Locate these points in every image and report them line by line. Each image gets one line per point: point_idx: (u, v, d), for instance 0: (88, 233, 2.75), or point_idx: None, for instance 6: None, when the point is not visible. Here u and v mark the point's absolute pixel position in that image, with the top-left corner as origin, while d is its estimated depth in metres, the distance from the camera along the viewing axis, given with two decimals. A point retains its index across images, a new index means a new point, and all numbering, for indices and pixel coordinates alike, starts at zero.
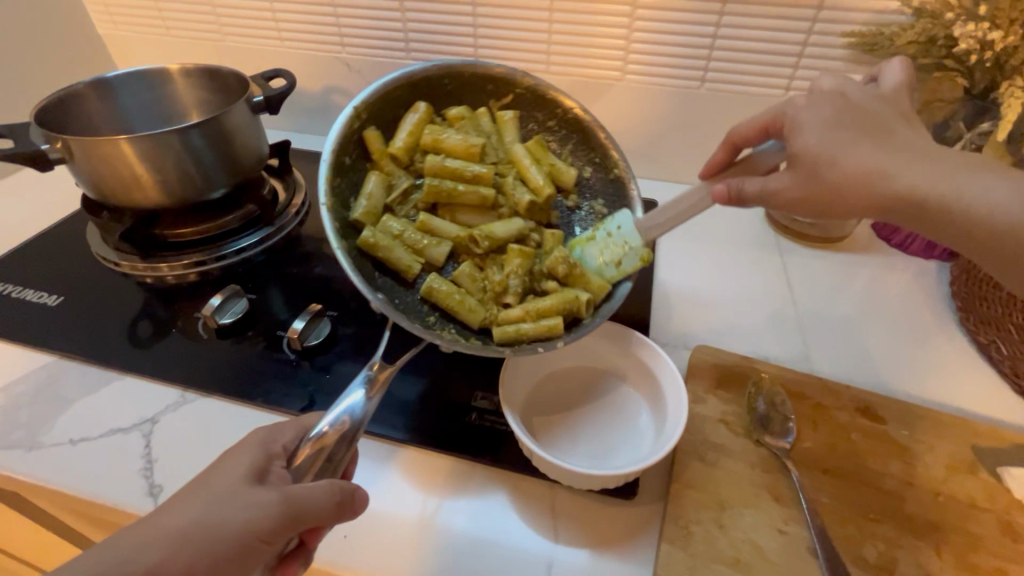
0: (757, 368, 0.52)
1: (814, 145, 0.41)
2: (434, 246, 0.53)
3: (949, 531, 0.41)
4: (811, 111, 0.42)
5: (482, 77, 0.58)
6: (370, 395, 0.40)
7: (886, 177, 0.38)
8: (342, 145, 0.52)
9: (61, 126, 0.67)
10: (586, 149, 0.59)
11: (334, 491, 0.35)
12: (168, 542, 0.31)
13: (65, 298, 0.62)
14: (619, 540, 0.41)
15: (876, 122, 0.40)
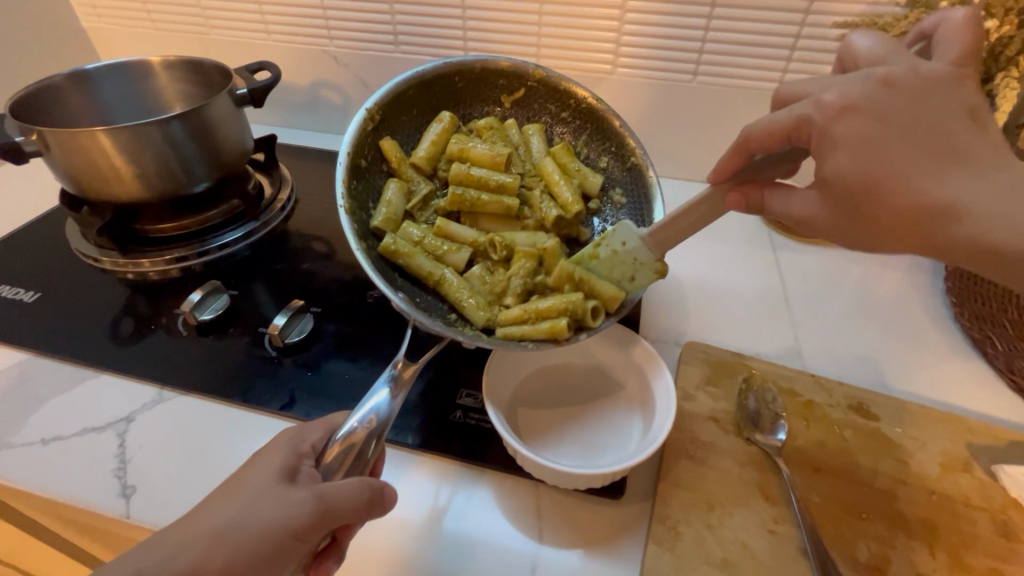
0: (748, 365, 0.51)
1: (854, 169, 0.33)
2: (454, 252, 0.51)
3: (943, 531, 0.40)
4: (871, 109, 0.32)
5: (493, 73, 0.56)
6: (393, 394, 0.40)
7: (944, 210, 0.32)
8: (358, 147, 0.51)
9: (38, 119, 0.66)
10: (603, 138, 0.57)
11: (363, 487, 0.34)
12: (206, 543, 0.32)
13: (42, 294, 0.61)
14: (605, 540, 0.40)
15: (933, 134, 0.32)
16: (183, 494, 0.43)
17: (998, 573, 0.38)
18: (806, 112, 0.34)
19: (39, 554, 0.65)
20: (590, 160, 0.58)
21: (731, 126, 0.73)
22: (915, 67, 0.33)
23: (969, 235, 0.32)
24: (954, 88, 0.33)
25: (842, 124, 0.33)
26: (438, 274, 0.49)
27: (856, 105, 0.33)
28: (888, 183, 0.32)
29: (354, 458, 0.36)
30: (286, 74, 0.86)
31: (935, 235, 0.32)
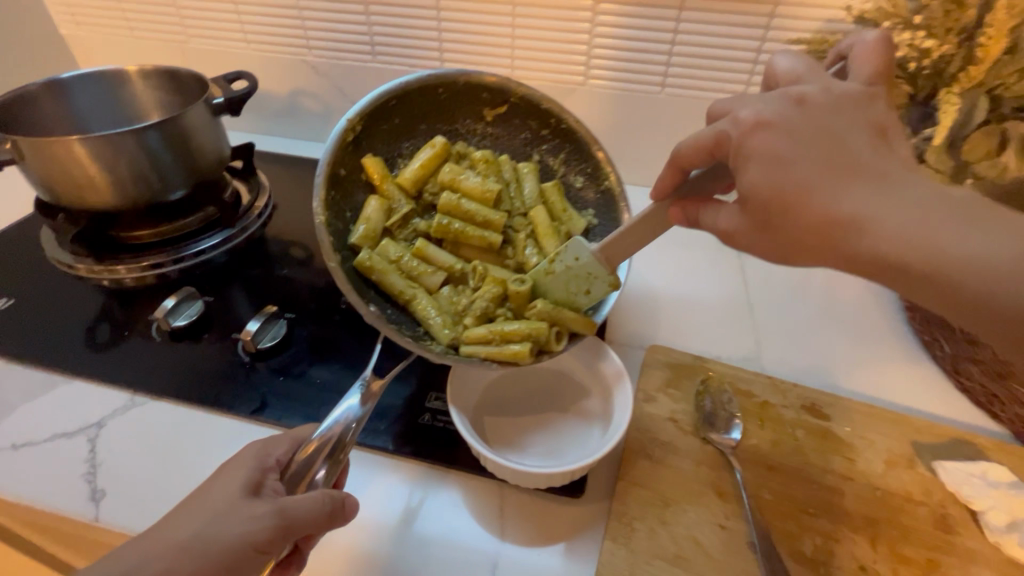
0: (707, 368, 0.53)
1: (763, 183, 0.34)
2: (430, 274, 0.52)
3: (884, 525, 0.42)
4: (780, 132, 0.34)
5: (479, 85, 0.55)
6: (364, 402, 0.41)
7: (850, 222, 0.32)
8: (337, 158, 0.50)
9: (12, 127, 0.66)
10: (580, 158, 0.57)
11: (325, 499, 0.35)
12: (172, 554, 0.32)
13: (16, 301, 0.61)
14: (564, 537, 0.42)
15: (838, 149, 0.33)
16: (153, 498, 0.44)
17: (935, 564, 0.40)
18: (726, 128, 0.36)
19: (14, 559, 0.65)
20: (567, 177, 0.59)
21: None
22: (832, 90, 0.35)
23: (871, 246, 0.32)
24: (866, 106, 0.35)
25: (757, 138, 0.34)
26: (411, 295, 0.50)
27: (769, 120, 0.34)
28: (795, 198, 0.33)
29: (325, 459, 0.38)
30: (266, 81, 0.87)
31: (842, 249, 0.32)
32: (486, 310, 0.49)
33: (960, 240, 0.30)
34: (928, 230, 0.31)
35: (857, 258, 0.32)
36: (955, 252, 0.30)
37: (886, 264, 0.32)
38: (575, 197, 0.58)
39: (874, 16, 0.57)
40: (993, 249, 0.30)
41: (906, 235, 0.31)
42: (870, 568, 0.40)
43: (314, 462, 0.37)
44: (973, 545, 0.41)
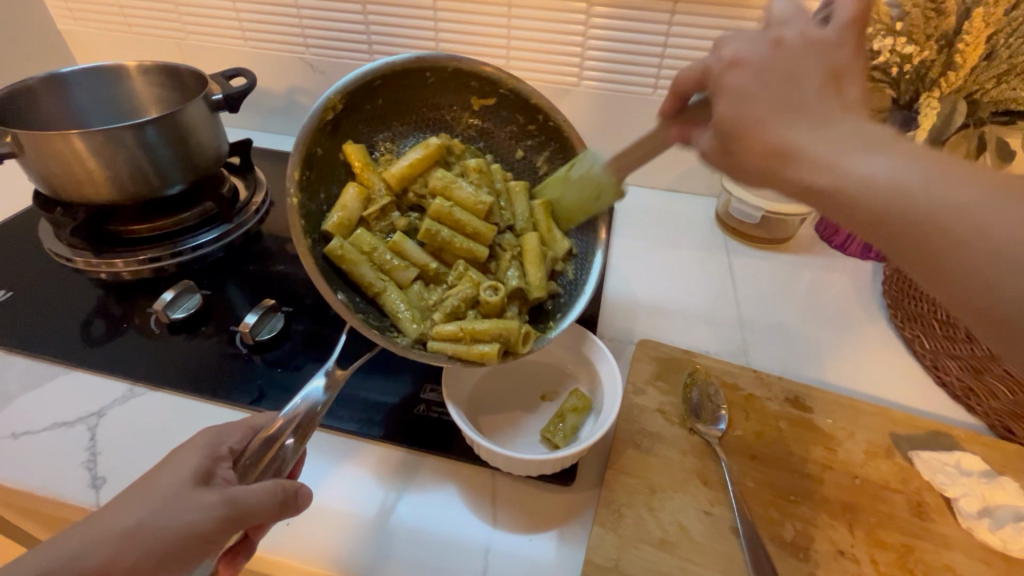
0: (695, 361, 0.54)
1: (731, 114, 0.34)
2: (402, 269, 0.52)
3: (862, 511, 0.44)
4: (748, 72, 0.33)
5: (468, 74, 0.54)
6: (324, 392, 0.42)
7: (790, 151, 0.31)
8: (314, 137, 0.50)
9: (12, 120, 0.67)
10: (564, 158, 0.58)
11: (277, 490, 0.35)
12: (112, 541, 0.32)
13: (14, 293, 0.61)
14: (555, 523, 0.43)
15: (793, 84, 0.32)
16: None
17: (910, 548, 0.42)
18: (711, 61, 0.36)
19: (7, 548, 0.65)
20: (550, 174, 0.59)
21: None
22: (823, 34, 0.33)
23: (833, 177, 0.30)
24: (837, 48, 0.33)
25: (731, 74, 0.34)
26: (379, 287, 0.50)
27: (745, 58, 0.34)
28: (746, 127, 0.33)
29: (287, 442, 0.38)
30: (263, 78, 0.88)
31: (782, 174, 0.32)
32: (454, 306, 0.50)
33: (890, 172, 0.29)
34: (851, 160, 0.30)
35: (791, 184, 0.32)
36: (872, 178, 0.29)
37: (813, 192, 0.31)
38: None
39: None
40: (909, 177, 0.29)
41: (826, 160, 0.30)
42: (847, 552, 0.42)
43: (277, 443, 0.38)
44: (947, 530, 0.43)
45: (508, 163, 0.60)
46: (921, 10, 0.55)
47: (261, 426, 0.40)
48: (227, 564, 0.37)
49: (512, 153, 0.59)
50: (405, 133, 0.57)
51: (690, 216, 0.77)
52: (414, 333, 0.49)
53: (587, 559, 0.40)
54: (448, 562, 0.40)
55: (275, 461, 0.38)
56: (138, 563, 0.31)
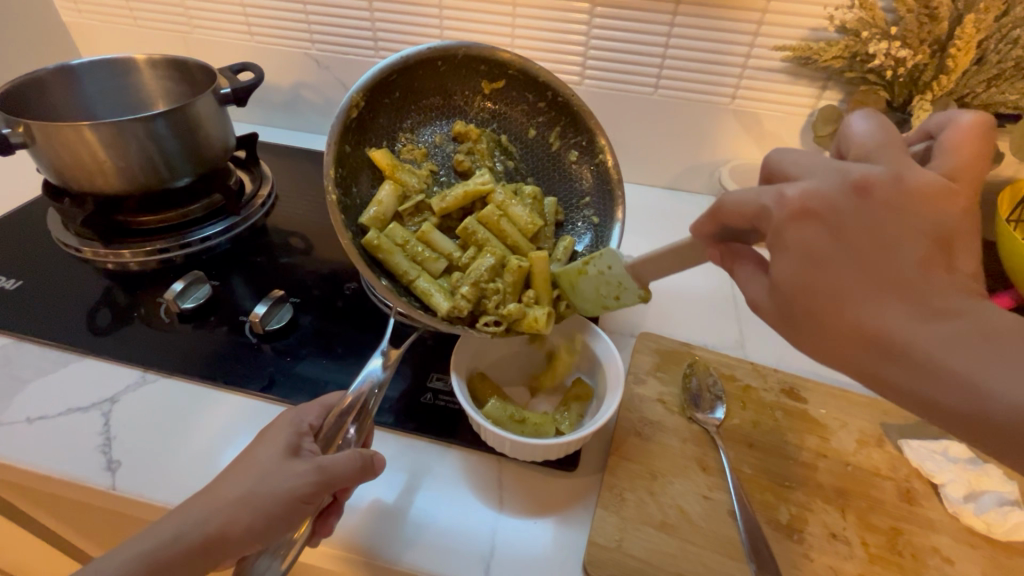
0: (694, 354, 0.56)
1: (795, 275, 0.31)
2: (433, 260, 0.54)
3: (854, 496, 0.46)
4: (817, 230, 0.30)
5: (477, 58, 0.56)
6: (386, 364, 0.46)
7: (891, 348, 0.30)
8: (343, 134, 0.52)
9: (24, 111, 0.68)
10: (576, 131, 0.59)
11: (356, 456, 0.38)
12: (227, 508, 0.36)
13: (24, 282, 0.62)
14: (559, 508, 0.44)
15: (886, 259, 0.29)
16: (165, 470, 0.46)
17: (899, 532, 0.44)
18: (770, 204, 0.32)
19: (15, 537, 0.66)
20: (563, 150, 0.61)
21: (690, 135, 0.79)
22: (902, 175, 0.30)
23: (913, 379, 0.30)
24: (943, 205, 0.30)
25: (796, 230, 0.31)
26: (413, 276, 0.52)
27: (818, 210, 0.30)
28: (826, 302, 0.31)
29: (354, 420, 0.42)
30: (268, 73, 0.88)
31: (877, 372, 0.31)
32: (482, 278, 0.51)
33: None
34: (966, 367, 0.29)
35: (893, 385, 0.31)
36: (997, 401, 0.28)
37: (927, 402, 0.30)
38: (570, 171, 0.61)
39: (854, 26, 0.61)
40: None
41: (938, 369, 0.29)
42: (840, 535, 0.43)
43: (348, 416, 0.41)
44: (934, 514, 0.45)
45: (524, 144, 0.61)
46: (915, 16, 0.57)
47: (332, 404, 0.43)
48: (323, 524, 0.40)
49: (525, 132, 0.61)
50: (423, 122, 0.59)
51: (688, 214, 0.79)
52: (445, 309, 0.50)
53: (590, 541, 0.42)
54: (456, 546, 0.42)
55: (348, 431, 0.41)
56: (251, 525, 0.36)
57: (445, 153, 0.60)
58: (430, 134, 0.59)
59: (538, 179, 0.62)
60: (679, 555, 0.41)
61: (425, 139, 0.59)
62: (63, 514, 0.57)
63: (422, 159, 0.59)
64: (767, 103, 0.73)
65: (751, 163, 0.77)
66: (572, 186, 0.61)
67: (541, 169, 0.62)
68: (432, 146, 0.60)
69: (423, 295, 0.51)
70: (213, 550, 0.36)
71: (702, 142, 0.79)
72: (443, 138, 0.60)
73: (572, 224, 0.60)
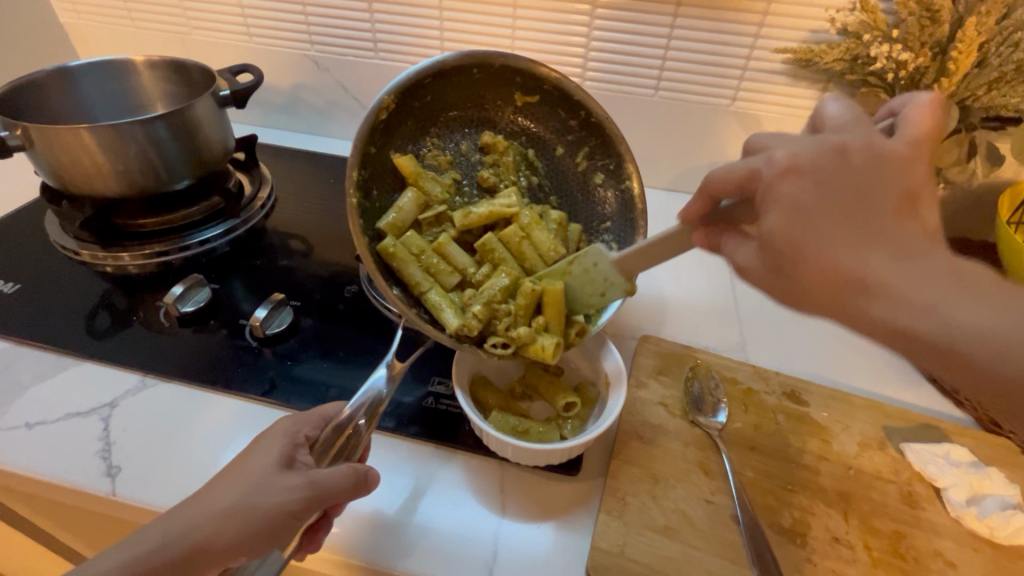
0: (696, 356, 0.56)
1: (784, 228, 0.33)
2: (446, 274, 0.54)
3: (856, 500, 0.46)
4: (799, 185, 0.32)
5: (514, 70, 0.55)
6: (392, 374, 0.45)
7: (869, 284, 0.31)
8: (370, 135, 0.51)
9: (21, 112, 0.67)
10: (605, 154, 0.58)
11: (351, 472, 0.38)
12: (215, 519, 0.35)
13: (22, 285, 0.62)
14: (561, 512, 0.44)
15: (865, 202, 0.31)
16: (165, 475, 0.46)
17: (901, 535, 0.44)
18: (760, 166, 0.34)
19: (13, 541, 0.66)
20: (589, 171, 0.60)
21: (691, 137, 0.78)
22: (873, 139, 0.32)
23: (880, 315, 0.31)
24: (909, 165, 0.32)
25: (786, 184, 0.33)
26: (426, 288, 0.52)
27: (803, 165, 0.32)
28: (809, 247, 0.32)
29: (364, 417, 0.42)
30: (267, 74, 0.88)
31: (854, 307, 0.32)
32: (495, 297, 0.50)
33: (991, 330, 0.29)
34: (933, 301, 0.30)
35: (865, 325, 0.32)
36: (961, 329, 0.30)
37: (896, 334, 0.31)
38: (593, 194, 0.60)
39: (855, 28, 0.61)
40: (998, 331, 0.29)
41: (915, 304, 0.30)
42: (843, 539, 0.43)
43: (351, 423, 0.41)
44: (936, 518, 0.45)
45: (549, 160, 0.60)
46: (916, 18, 0.57)
47: (331, 415, 0.43)
48: (310, 540, 0.40)
49: (552, 150, 0.60)
50: (451, 129, 0.58)
51: None
52: (455, 326, 0.49)
53: (594, 546, 0.41)
54: (459, 550, 0.42)
55: (346, 442, 0.41)
56: (235, 538, 0.35)
57: (469, 164, 0.60)
58: (457, 142, 0.59)
59: (560, 197, 0.61)
60: (682, 560, 0.41)
61: (451, 146, 0.58)
62: (61, 518, 0.57)
63: (446, 167, 0.58)
64: (767, 105, 0.73)
65: None
66: (592, 209, 0.60)
67: (564, 187, 0.61)
68: (457, 154, 0.59)
69: (435, 309, 0.51)
70: (195, 562, 0.35)
71: (702, 143, 0.79)
72: (469, 148, 0.59)
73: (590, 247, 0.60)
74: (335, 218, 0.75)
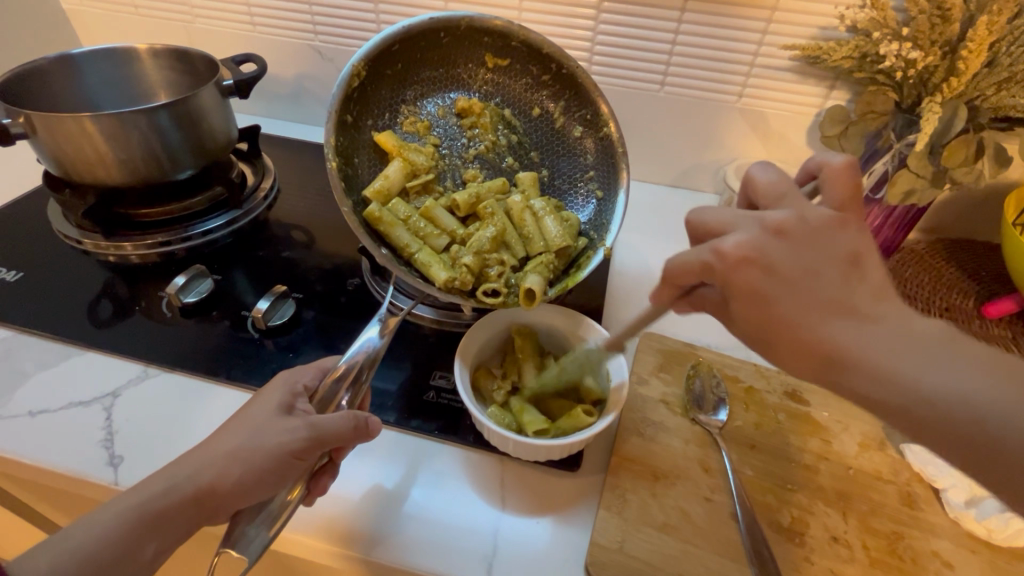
0: (697, 354, 0.56)
1: (752, 314, 0.35)
2: (435, 237, 0.54)
3: (855, 499, 0.46)
4: (745, 271, 0.34)
5: (481, 30, 0.56)
6: (383, 334, 0.46)
7: (839, 363, 0.33)
8: (345, 103, 0.52)
9: (22, 100, 0.67)
10: (580, 105, 0.58)
11: (350, 417, 0.39)
12: (218, 461, 0.37)
13: (25, 274, 0.62)
14: (560, 506, 0.45)
15: (811, 281, 0.33)
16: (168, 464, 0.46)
17: (899, 535, 0.44)
18: (711, 258, 0.35)
19: (18, 528, 0.67)
20: (566, 125, 0.59)
21: (696, 134, 0.78)
22: (805, 213, 0.34)
23: (859, 387, 0.33)
24: (841, 230, 0.34)
25: (739, 273, 0.34)
26: (415, 249, 0.52)
27: (751, 256, 0.34)
28: (783, 328, 0.34)
29: (348, 386, 0.43)
30: (271, 63, 0.87)
31: (834, 379, 0.34)
32: (483, 248, 0.52)
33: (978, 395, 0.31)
34: (895, 366, 0.32)
35: (848, 380, 0.33)
36: (942, 389, 0.32)
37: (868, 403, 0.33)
38: (573, 146, 0.59)
39: (865, 26, 0.60)
40: (974, 387, 0.31)
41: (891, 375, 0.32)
42: (841, 539, 0.44)
43: (339, 385, 0.43)
44: (934, 519, 0.45)
45: (528, 119, 0.60)
46: (927, 16, 0.57)
47: (329, 368, 0.44)
48: (316, 483, 0.40)
49: (529, 109, 0.59)
50: (425, 95, 0.58)
51: None
52: (444, 279, 0.50)
53: (593, 542, 0.42)
54: (458, 542, 0.42)
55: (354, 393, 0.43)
56: (240, 479, 0.36)
57: (448, 127, 0.59)
58: (432, 107, 0.59)
59: (544, 155, 0.60)
60: (681, 557, 0.41)
61: (427, 111, 0.59)
62: (64, 507, 0.58)
63: (425, 132, 0.58)
64: (773, 102, 0.73)
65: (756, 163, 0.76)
66: (575, 161, 0.59)
67: (545, 143, 0.60)
68: (434, 118, 0.59)
69: (426, 270, 0.51)
70: (198, 508, 0.36)
71: (707, 140, 0.78)
72: (446, 111, 0.59)
73: (575, 203, 0.59)
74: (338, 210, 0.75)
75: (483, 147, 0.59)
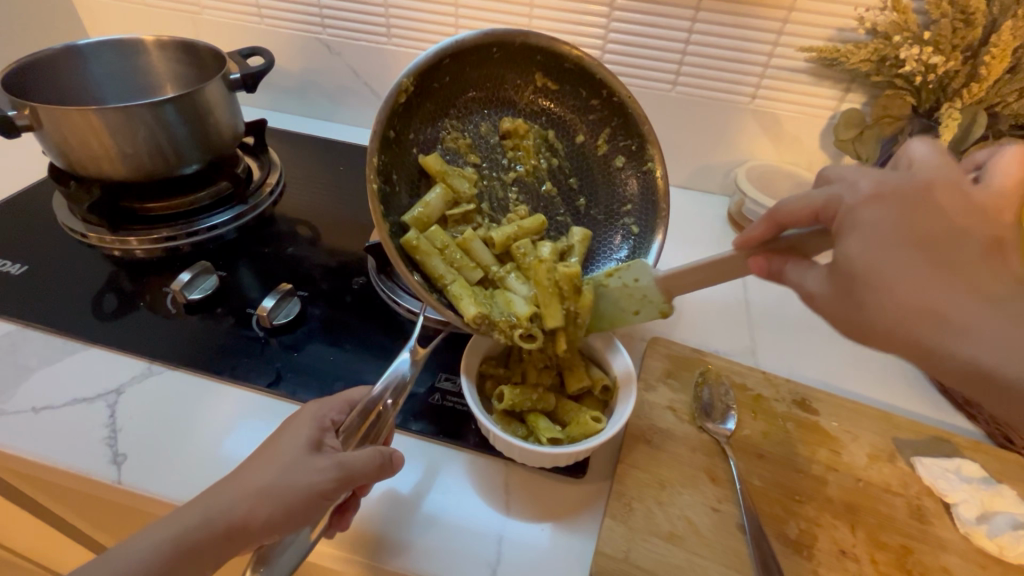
0: (706, 361, 0.56)
1: (859, 254, 0.34)
2: (469, 269, 0.52)
3: (863, 512, 0.45)
4: (873, 212, 0.34)
5: (536, 48, 0.54)
6: (414, 359, 0.46)
7: (939, 316, 0.33)
8: (388, 118, 0.50)
9: (30, 93, 0.66)
10: (626, 134, 0.58)
11: (376, 454, 0.39)
12: (249, 499, 0.36)
13: (30, 267, 0.61)
14: (566, 513, 0.44)
15: (945, 243, 0.33)
16: (172, 465, 0.46)
17: (908, 550, 0.43)
18: (841, 193, 0.36)
19: (27, 524, 0.67)
20: (610, 153, 0.59)
21: (707, 135, 0.77)
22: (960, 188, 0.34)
23: (954, 346, 0.33)
24: (991, 217, 0.34)
25: (868, 210, 0.34)
26: (448, 280, 0.50)
27: (885, 194, 0.34)
28: (880, 275, 0.33)
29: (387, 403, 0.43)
30: (278, 56, 0.87)
31: (922, 337, 0.33)
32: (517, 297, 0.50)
33: None
34: (999, 338, 0.32)
35: (936, 347, 0.33)
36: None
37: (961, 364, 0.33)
38: (614, 176, 0.59)
39: (886, 29, 0.59)
40: None
41: (977, 341, 0.32)
42: (849, 552, 0.43)
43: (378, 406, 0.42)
44: (944, 534, 0.45)
45: (570, 143, 0.59)
46: (949, 21, 0.55)
47: (356, 400, 0.43)
48: (340, 518, 0.40)
49: (573, 136, 0.59)
50: (469, 112, 0.56)
51: (703, 214, 0.78)
52: (473, 314, 0.47)
53: (598, 551, 0.41)
54: (463, 549, 0.41)
55: (371, 425, 0.41)
56: (270, 518, 0.36)
57: (490, 147, 0.58)
58: (477, 124, 0.57)
59: (584, 182, 0.60)
60: (686, 568, 0.41)
61: (471, 128, 0.57)
62: (69, 503, 0.58)
63: (466, 151, 0.57)
64: (787, 104, 0.72)
65: (768, 165, 0.75)
66: (614, 191, 0.59)
67: (585, 169, 0.59)
68: (477, 137, 0.57)
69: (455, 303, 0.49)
70: (227, 543, 0.36)
71: (719, 142, 0.77)
72: (489, 129, 0.57)
73: (610, 233, 0.59)
74: (343, 206, 0.74)
75: (523, 170, 0.58)
